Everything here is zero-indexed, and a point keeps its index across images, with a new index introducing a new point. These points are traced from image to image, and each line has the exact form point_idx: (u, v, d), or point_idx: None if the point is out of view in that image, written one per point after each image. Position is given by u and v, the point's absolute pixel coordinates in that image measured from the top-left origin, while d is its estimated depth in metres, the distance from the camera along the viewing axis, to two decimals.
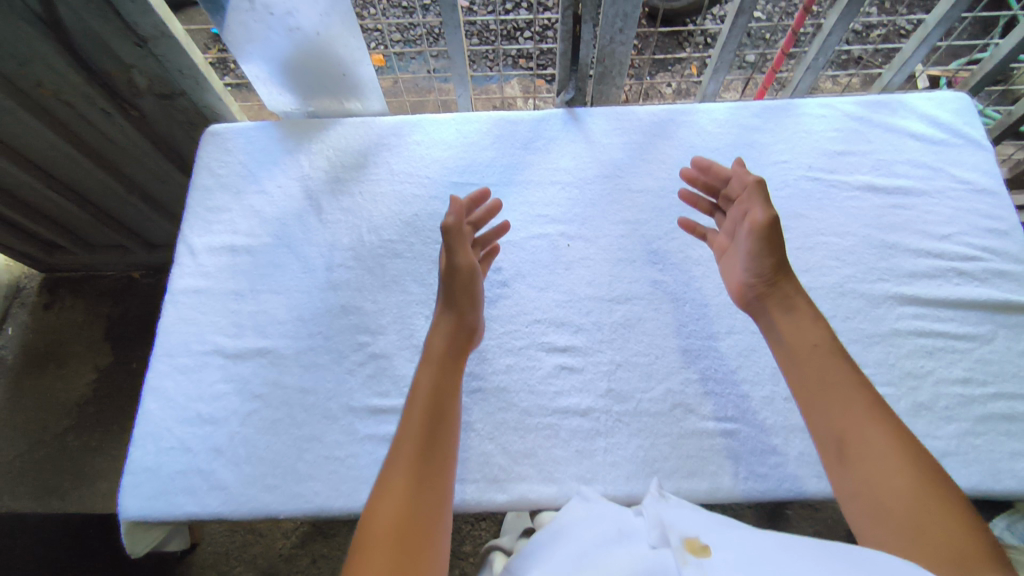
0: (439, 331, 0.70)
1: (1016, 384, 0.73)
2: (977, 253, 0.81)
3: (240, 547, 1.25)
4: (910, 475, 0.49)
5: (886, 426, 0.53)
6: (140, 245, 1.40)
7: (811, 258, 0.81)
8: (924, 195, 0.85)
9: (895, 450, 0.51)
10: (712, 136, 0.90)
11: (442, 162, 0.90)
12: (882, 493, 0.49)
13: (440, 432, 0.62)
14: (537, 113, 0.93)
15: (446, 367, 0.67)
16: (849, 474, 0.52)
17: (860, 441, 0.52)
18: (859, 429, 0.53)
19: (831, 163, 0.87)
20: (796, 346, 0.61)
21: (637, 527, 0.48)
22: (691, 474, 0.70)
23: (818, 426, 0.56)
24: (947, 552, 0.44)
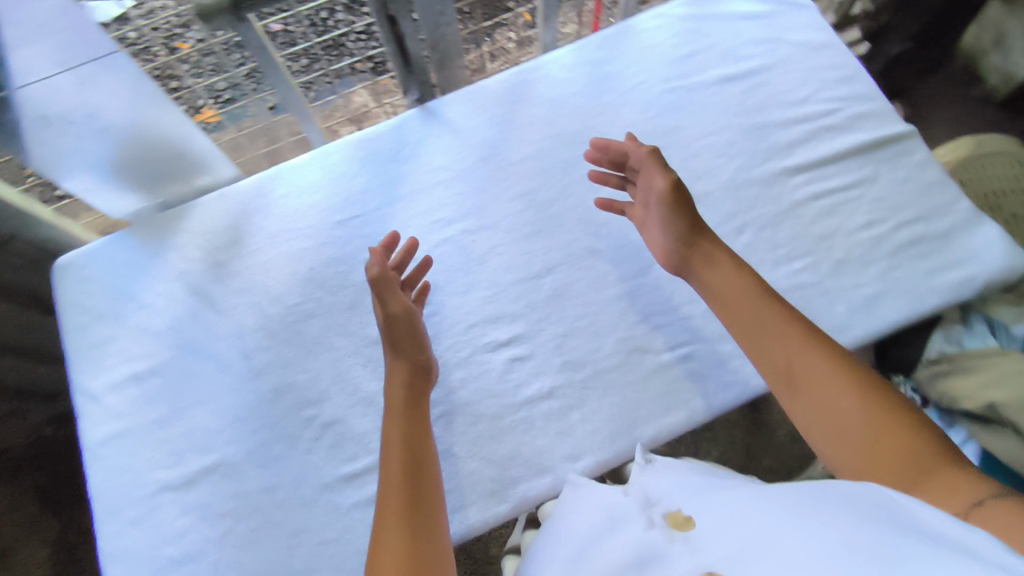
0: (394, 382, 0.67)
1: (909, 210, 0.79)
2: (837, 104, 0.85)
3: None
4: (862, 397, 0.54)
5: (829, 355, 0.57)
6: (37, 399, 1.27)
7: (698, 165, 0.83)
8: (773, 68, 0.88)
9: (845, 378, 0.55)
10: (567, 82, 0.89)
11: (318, 206, 0.84)
12: (839, 417, 0.54)
13: (419, 479, 0.60)
14: (392, 119, 0.88)
15: (411, 418, 0.65)
16: (803, 404, 0.56)
17: (809, 375, 0.57)
18: (803, 359, 0.57)
19: (683, 69, 0.89)
20: (728, 296, 0.65)
21: (626, 506, 0.57)
22: (669, 408, 0.72)
23: (767, 367, 0.60)
24: (907, 464, 0.50)
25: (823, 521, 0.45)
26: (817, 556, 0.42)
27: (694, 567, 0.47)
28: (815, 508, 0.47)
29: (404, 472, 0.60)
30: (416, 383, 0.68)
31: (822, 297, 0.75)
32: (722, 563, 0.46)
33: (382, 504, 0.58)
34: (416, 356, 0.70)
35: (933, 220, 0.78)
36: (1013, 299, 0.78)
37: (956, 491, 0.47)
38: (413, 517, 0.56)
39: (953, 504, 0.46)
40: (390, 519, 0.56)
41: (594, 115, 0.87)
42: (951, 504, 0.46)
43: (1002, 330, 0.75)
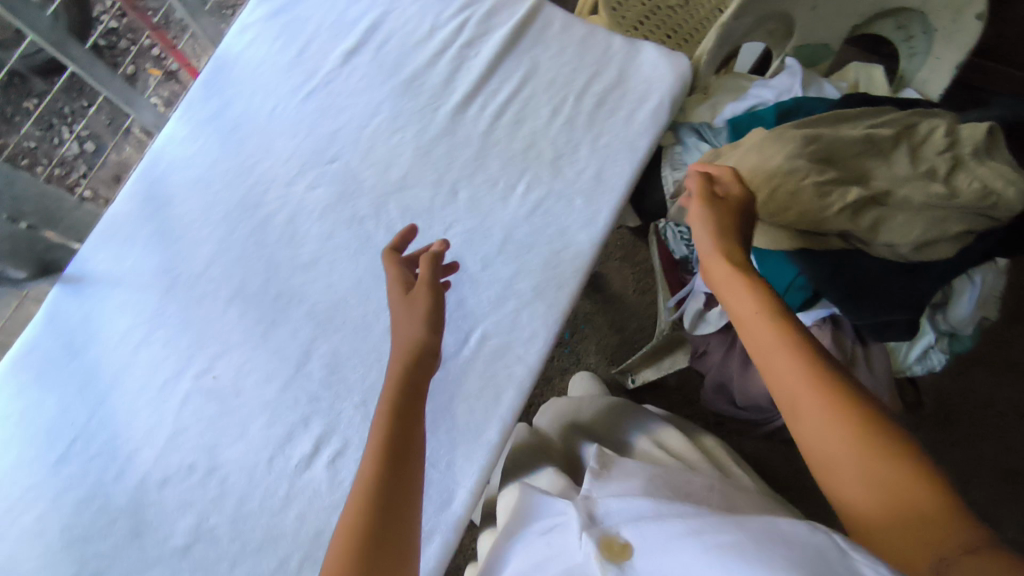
0: (399, 389, 0.57)
1: (580, 77, 0.77)
2: (463, 14, 0.80)
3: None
4: (853, 441, 0.44)
5: (839, 405, 0.46)
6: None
7: (379, 154, 0.75)
8: (387, 14, 0.80)
9: (844, 409, 0.46)
10: (198, 151, 0.76)
11: (21, 462, 0.66)
12: (811, 445, 0.47)
13: (390, 497, 0.51)
14: (37, 315, 0.71)
15: (407, 421, 0.55)
16: (797, 425, 0.48)
17: (808, 403, 0.47)
18: (809, 395, 0.47)
19: (304, 70, 0.78)
20: (753, 338, 0.52)
21: (569, 535, 0.53)
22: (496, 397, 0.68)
23: (778, 380, 0.50)
24: (865, 489, 0.43)
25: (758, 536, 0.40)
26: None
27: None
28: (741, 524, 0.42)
29: (379, 496, 0.51)
30: (411, 416, 0.55)
31: (560, 202, 0.73)
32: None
33: (359, 513, 0.50)
34: (435, 336, 0.60)
35: (604, 72, 0.77)
36: (700, 95, 0.81)
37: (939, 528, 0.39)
38: (369, 547, 0.49)
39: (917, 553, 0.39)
40: (344, 546, 0.49)
41: (249, 170, 0.75)
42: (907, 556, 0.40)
43: (705, 128, 0.78)
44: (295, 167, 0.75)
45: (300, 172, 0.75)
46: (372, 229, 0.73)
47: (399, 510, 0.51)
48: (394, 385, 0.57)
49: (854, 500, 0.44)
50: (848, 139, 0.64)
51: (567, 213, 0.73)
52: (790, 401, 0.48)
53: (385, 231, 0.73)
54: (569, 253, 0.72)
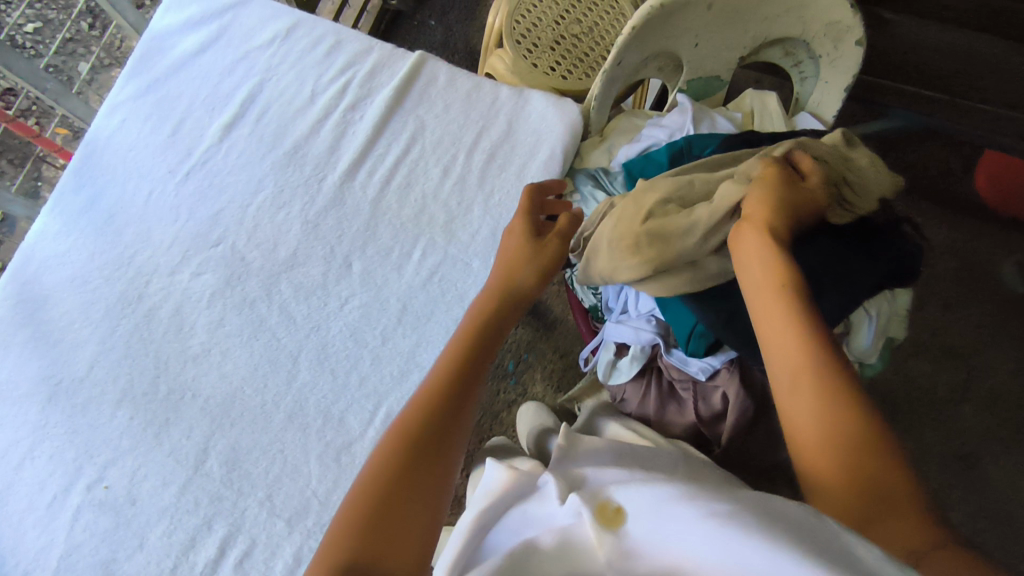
0: (433, 412, 0.49)
1: (465, 133, 0.76)
2: (343, 78, 0.78)
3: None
4: (841, 414, 0.41)
5: (831, 390, 0.41)
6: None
7: (266, 233, 0.73)
8: (264, 83, 0.78)
9: (830, 389, 0.42)
10: (76, 246, 0.73)
11: None
12: (804, 424, 0.42)
13: (398, 525, 0.42)
14: None
15: (432, 460, 0.46)
16: (785, 399, 0.43)
17: (805, 372, 0.43)
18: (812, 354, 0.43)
19: (180, 148, 0.76)
20: (760, 279, 0.48)
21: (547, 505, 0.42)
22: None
23: (768, 339, 0.46)
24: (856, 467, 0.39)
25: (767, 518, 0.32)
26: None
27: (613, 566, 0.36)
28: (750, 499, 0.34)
29: (389, 511, 0.42)
30: (450, 431, 0.48)
31: (456, 265, 0.72)
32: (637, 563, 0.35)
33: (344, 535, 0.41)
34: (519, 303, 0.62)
35: (490, 126, 0.77)
36: (595, 140, 0.81)
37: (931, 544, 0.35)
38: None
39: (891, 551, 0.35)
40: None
41: (130, 260, 0.73)
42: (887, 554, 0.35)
43: (602, 173, 0.76)
44: (180, 253, 0.73)
45: (186, 258, 0.73)
46: (265, 311, 0.71)
47: (419, 536, 0.42)
48: (447, 416, 0.49)
49: (841, 500, 0.38)
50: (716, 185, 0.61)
51: (464, 276, 0.71)
52: (795, 356, 0.44)
53: (278, 311, 0.71)
54: None
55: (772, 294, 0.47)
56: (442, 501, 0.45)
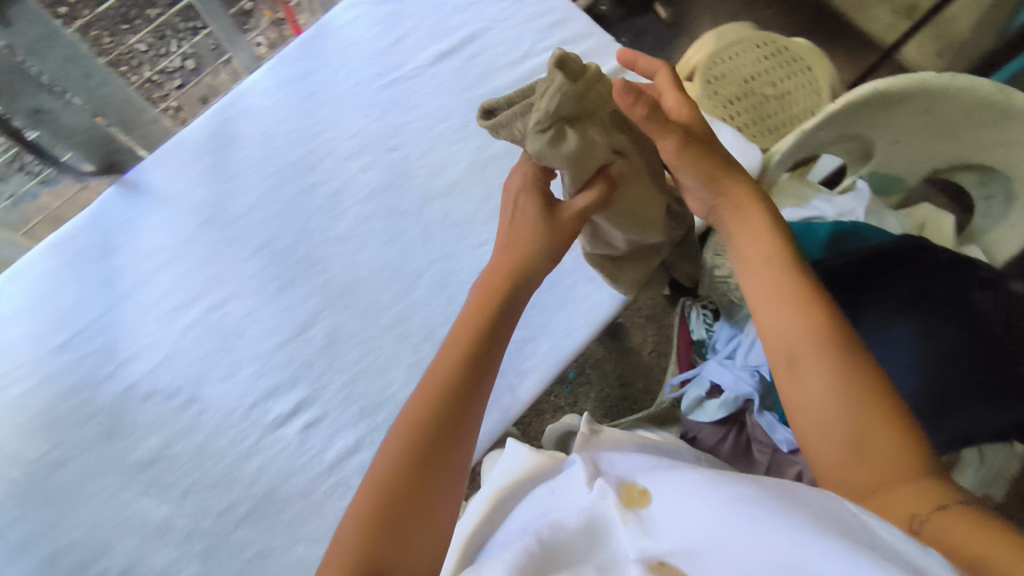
0: (445, 364, 0.48)
1: None
2: (555, 52, 0.83)
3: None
4: (864, 394, 0.44)
5: (850, 362, 0.45)
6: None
7: (437, 158, 0.79)
8: (486, 29, 0.84)
9: (840, 365, 0.45)
10: (275, 104, 0.80)
11: (25, 335, 0.70)
12: (812, 412, 0.46)
13: (425, 494, 0.43)
14: (84, 209, 0.75)
15: (451, 435, 0.45)
16: (794, 384, 0.47)
17: (814, 357, 0.46)
18: (813, 352, 0.47)
19: (394, 58, 0.82)
20: (764, 292, 0.51)
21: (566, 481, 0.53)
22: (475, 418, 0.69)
23: (788, 349, 0.49)
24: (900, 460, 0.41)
25: (780, 497, 0.37)
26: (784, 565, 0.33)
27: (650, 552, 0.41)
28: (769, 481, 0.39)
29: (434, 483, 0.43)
30: (464, 403, 0.46)
31: None
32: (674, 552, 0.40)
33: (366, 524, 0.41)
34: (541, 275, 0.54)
35: None
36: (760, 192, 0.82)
37: (925, 494, 0.38)
38: None
39: (894, 513, 0.38)
40: None
41: (315, 135, 0.79)
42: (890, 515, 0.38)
43: None
44: (358, 146, 0.79)
45: (362, 152, 0.79)
46: (410, 224, 0.76)
47: (447, 492, 0.44)
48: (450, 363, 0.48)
49: (852, 468, 0.42)
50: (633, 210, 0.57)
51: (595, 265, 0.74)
52: (784, 351, 0.49)
53: (422, 228, 0.76)
54: (585, 304, 0.74)
55: (779, 285, 0.50)
56: (462, 460, 0.45)
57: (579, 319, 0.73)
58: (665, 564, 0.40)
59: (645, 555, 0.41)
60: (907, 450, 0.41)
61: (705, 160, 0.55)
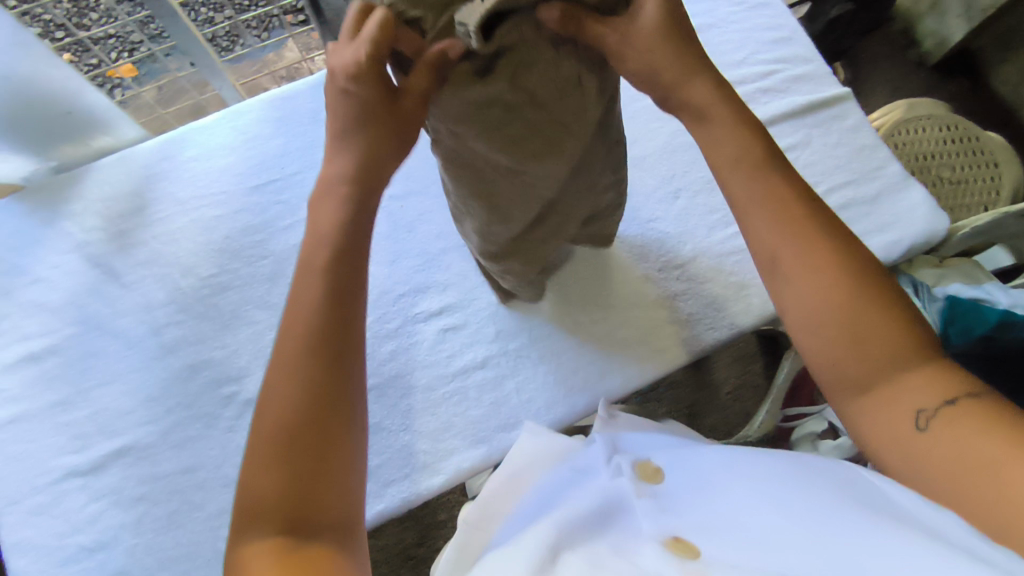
0: (307, 279, 0.42)
1: (839, 173, 0.79)
2: (774, 66, 0.83)
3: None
4: (849, 284, 0.40)
5: (828, 253, 0.41)
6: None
7: (634, 130, 0.81)
8: (714, 27, 0.85)
9: (833, 254, 0.41)
10: None
11: (231, 169, 0.77)
12: (785, 274, 0.42)
13: (330, 449, 0.38)
14: (313, 77, 0.82)
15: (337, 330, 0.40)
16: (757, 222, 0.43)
17: (801, 265, 0.41)
18: (791, 243, 0.42)
19: None
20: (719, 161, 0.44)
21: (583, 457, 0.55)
22: (600, 377, 0.72)
23: (771, 264, 0.43)
24: (882, 362, 0.40)
25: (798, 488, 0.42)
26: (807, 527, 0.37)
27: (660, 529, 0.39)
28: (791, 471, 0.45)
29: (290, 450, 0.37)
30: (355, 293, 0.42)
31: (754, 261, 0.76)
32: (688, 530, 0.39)
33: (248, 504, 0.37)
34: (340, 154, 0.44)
35: (863, 184, 0.79)
36: (932, 260, 0.81)
37: (927, 383, 0.39)
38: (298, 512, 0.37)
39: (896, 411, 0.39)
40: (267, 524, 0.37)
41: None
42: (896, 437, 0.39)
43: (924, 290, 0.77)
44: None
45: None
46: None
47: (351, 437, 0.39)
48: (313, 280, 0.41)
49: (866, 386, 0.40)
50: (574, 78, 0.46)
51: (754, 275, 0.76)
52: (778, 194, 0.42)
53: None
54: (734, 308, 0.75)
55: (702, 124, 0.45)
56: (358, 372, 0.41)
57: (724, 320, 0.74)
58: (679, 540, 0.38)
59: (654, 534, 0.39)
60: (902, 329, 0.40)
61: (670, 44, 0.43)
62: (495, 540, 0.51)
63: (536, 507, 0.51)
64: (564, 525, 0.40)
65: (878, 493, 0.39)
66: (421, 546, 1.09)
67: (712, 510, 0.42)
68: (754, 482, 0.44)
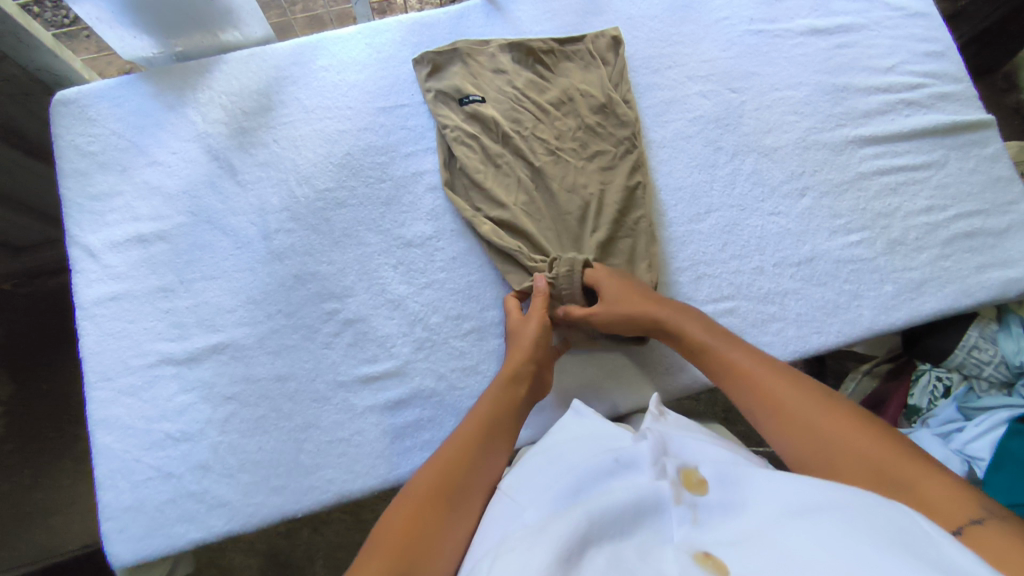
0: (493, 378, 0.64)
1: (971, 201, 0.77)
2: (921, 79, 0.81)
3: (223, 548, 1.05)
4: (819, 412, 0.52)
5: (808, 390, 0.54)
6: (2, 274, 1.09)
7: (770, 118, 0.79)
8: (867, 29, 0.83)
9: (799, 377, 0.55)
10: (648, 2, 0.82)
11: (361, 86, 0.77)
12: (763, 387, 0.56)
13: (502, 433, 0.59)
14: (452, 8, 0.81)
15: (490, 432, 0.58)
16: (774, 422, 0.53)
17: (787, 402, 0.54)
18: (778, 395, 0.54)
19: (771, 12, 0.83)
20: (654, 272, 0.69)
21: (633, 453, 0.52)
22: (680, 370, 0.71)
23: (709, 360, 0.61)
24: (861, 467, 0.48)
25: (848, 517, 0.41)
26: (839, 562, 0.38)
27: (690, 545, 0.44)
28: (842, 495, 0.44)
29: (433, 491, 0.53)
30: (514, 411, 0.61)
31: (872, 274, 0.74)
32: (722, 550, 0.42)
33: (400, 508, 0.52)
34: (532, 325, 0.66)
35: (993, 216, 0.77)
36: None
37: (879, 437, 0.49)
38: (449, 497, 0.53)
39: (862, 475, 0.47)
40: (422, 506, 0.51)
41: (671, 44, 0.81)
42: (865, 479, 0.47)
43: None
44: (704, 72, 0.80)
45: (704, 78, 0.80)
46: (720, 162, 0.77)
47: (509, 442, 0.60)
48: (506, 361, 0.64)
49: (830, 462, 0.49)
50: (481, 103, 0.75)
51: (871, 287, 0.73)
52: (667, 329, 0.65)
53: (729, 172, 0.76)
54: (846, 317, 0.72)
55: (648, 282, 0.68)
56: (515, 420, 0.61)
57: (834, 327, 0.72)
58: (710, 557, 0.42)
59: (684, 548, 0.43)
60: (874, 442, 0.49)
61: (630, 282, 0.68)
62: (522, 514, 0.50)
63: (566, 491, 0.50)
64: (595, 525, 0.44)
65: (925, 541, 0.39)
66: None
67: (750, 537, 0.43)
68: (798, 509, 0.44)
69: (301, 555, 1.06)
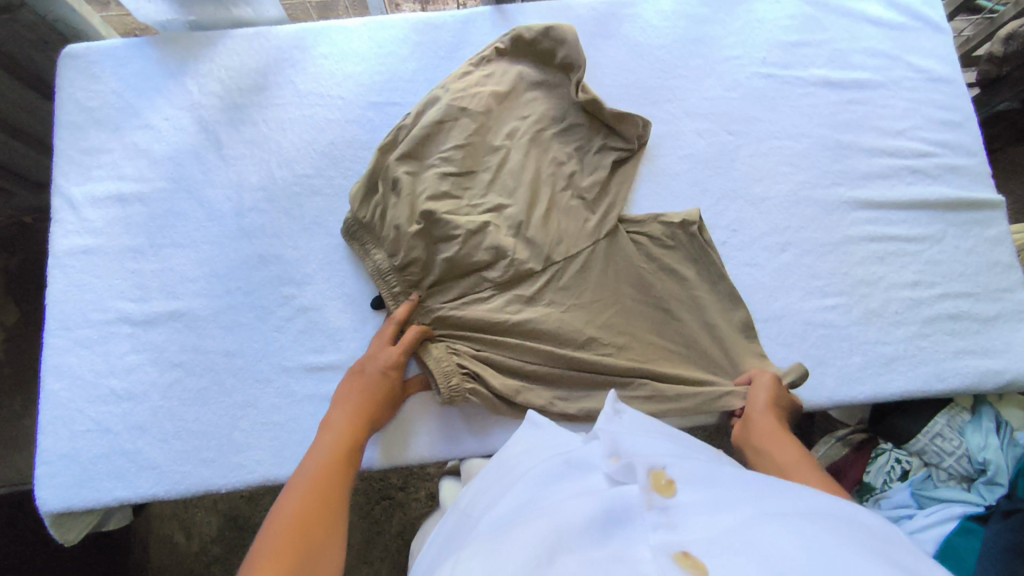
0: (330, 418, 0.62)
1: (962, 281, 0.73)
2: (931, 148, 0.77)
3: (185, 503, 1.09)
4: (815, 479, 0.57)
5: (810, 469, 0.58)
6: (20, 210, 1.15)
7: (763, 166, 0.76)
8: (883, 87, 0.79)
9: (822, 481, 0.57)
10: (658, 31, 0.80)
11: (356, 78, 0.77)
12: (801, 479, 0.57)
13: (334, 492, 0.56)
14: (461, 12, 0.81)
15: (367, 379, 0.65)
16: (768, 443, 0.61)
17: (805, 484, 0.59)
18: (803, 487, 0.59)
19: (786, 58, 0.80)
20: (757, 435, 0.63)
21: (587, 458, 0.51)
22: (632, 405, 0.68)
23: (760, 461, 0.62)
24: None
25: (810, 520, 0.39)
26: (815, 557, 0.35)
27: (666, 543, 0.38)
28: (817, 508, 0.40)
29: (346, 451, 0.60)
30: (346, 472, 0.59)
31: (843, 342, 0.71)
32: (701, 548, 0.37)
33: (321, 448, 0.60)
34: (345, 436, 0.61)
35: (984, 300, 0.73)
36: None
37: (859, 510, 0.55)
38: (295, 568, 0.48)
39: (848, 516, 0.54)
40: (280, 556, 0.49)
41: (674, 76, 0.79)
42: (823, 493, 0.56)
43: (1007, 431, 0.70)
44: (704, 110, 0.78)
45: (703, 116, 0.78)
46: (704, 205, 0.75)
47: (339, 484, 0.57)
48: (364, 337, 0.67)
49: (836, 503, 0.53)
50: (430, 139, 0.72)
51: (838, 354, 0.70)
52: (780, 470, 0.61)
53: (709, 216, 0.75)
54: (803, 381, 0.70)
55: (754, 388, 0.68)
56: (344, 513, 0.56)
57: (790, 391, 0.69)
58: (688, 555, 0.36)
59: (660, 549, 0.37)
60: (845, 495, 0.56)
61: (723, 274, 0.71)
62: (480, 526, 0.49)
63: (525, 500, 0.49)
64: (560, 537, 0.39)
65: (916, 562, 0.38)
66: (402, 490, 1.11)
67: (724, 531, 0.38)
68: (774, 514, 0.39)
69: (258, 522, 1.08)
